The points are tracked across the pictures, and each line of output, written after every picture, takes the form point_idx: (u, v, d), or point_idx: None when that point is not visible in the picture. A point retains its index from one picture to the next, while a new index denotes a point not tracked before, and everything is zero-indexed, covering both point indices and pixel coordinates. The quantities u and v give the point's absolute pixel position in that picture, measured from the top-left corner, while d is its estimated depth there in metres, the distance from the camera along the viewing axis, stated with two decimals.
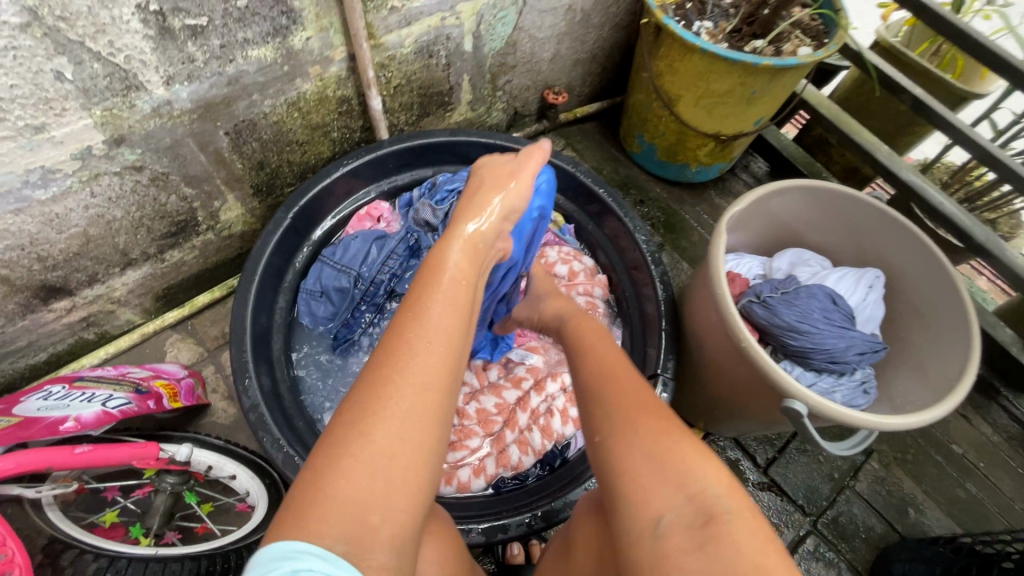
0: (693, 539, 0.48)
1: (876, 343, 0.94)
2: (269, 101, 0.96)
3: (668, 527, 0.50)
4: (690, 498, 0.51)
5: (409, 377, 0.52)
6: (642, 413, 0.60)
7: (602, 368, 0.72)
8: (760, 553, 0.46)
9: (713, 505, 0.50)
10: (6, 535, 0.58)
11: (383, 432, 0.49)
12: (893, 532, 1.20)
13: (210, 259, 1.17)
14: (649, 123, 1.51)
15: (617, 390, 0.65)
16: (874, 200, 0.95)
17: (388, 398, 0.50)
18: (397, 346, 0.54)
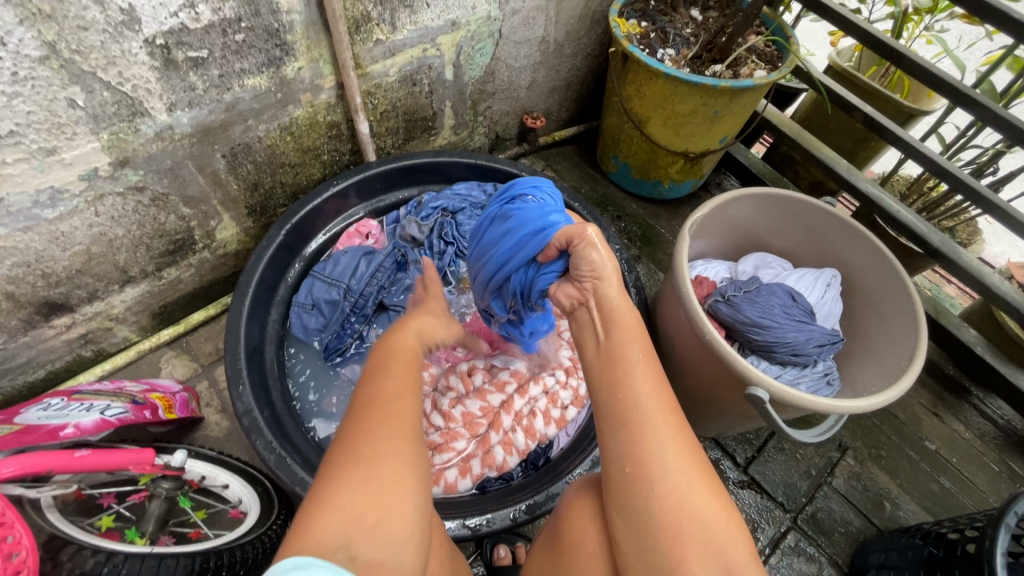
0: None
1: (834, 335, 1.01)
2: (263, 126, 1.04)
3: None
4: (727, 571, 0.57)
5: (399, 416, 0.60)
6: (687, 472, 0.62)
7: (648, 393, 0.67)
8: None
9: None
10: (13, 517, 0.62)
11: (379, 459, 0.55)
12: (870, 526, 1.23)
13: (205, 277, 1.23)
14: (623, 144, 1.61)
15: (664, 436, 0.64)
16: (824, 204, 1.04)
17: (386, 432, 0.57)
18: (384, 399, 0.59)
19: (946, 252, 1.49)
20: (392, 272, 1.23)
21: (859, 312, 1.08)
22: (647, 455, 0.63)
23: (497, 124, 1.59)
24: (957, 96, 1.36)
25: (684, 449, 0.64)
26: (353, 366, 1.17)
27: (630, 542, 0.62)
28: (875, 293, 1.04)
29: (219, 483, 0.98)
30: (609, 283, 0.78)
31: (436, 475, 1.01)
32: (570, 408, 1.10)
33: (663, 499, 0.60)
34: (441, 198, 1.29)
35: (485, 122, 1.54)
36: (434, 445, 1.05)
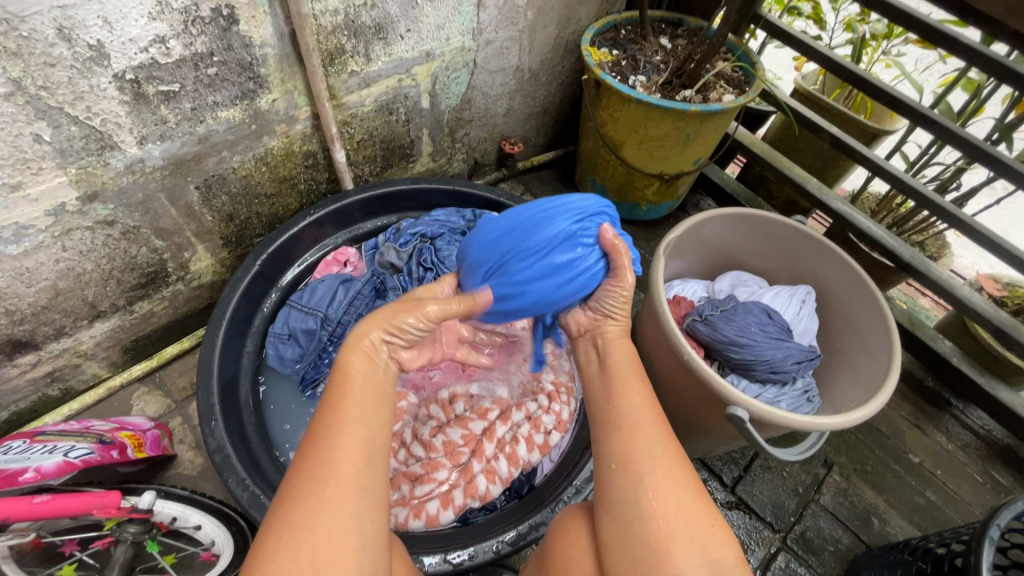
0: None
1: (811, 352, 1.02)
2: (238, 157, 1.04)
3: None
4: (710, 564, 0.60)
5: (343, 469, 0.59)
6: (671, 468, 0.66)
7: (638, 400, 0.74)
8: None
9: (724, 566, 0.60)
10: None
11: (318, 520, 0.55)
12: (860, 543, 1.23)
13: (179, 310, 1.20)
14: (600, 168, 1.64)
15: (652, 438, 0.69)
16: (795, 223, 1.06)
17: (329, 491, 0.57)
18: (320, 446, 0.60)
19: (916, 266, 1.53)
20: (370, 299, 1.21)
21: (835, 327, 1.10)
22: (637, 456, 0.67)
23: (475, 150, 1.61)
24: (916, 116, 1.41)
25: (670, 451, 0.68)
26: (330, 397, 1.13)
27: (616, 545, 0.64)
28: (849, 309, 1.06)
29: (190, 524, 0.94)
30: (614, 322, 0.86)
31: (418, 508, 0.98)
32: (553, 433, 1.08)
33: (650, 494, 0.64)
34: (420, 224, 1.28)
35: (463, 148, 1.56)
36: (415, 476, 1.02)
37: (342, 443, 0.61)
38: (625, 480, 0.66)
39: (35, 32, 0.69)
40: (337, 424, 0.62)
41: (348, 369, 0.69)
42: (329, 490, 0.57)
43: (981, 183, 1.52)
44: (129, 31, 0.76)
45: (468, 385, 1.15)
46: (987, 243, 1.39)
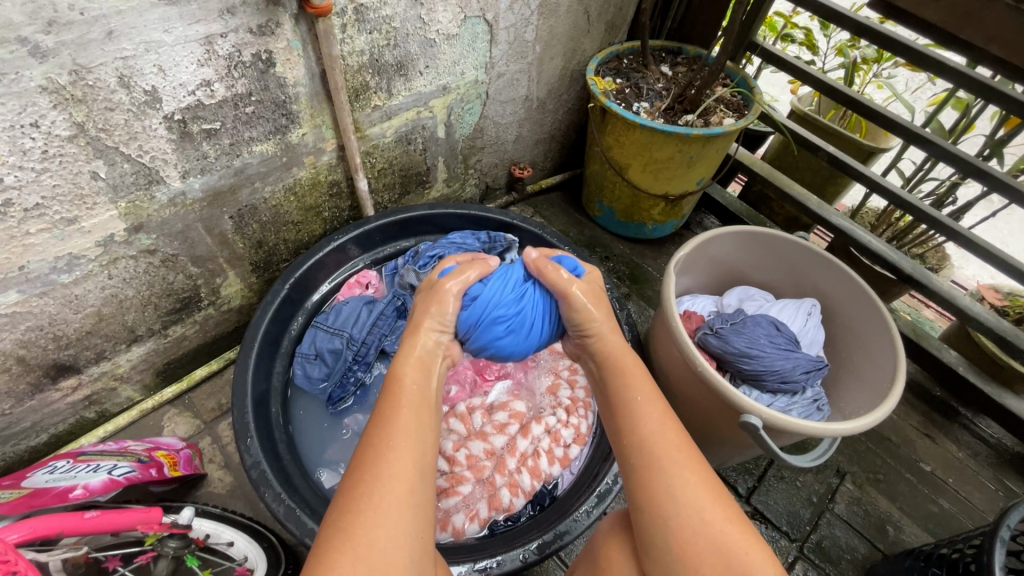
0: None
1: (819, 361, 1.06)
2: (269, 188, 1.10)
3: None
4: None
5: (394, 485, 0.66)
6: (693, 500, 0.68)
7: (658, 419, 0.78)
8: None
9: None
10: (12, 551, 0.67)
11: (370, 544, 0.60)
12: (876, 551, 1.24)
13: (209, 333, 1.26)
14: (607, 189, 1.70)
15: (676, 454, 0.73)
16: (797, 239, 1.11)
17: (380, 502, 0.64)
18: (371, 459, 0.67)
19: (917, 277, 1.58)
20: (392, 319, 1.25)
21: (841, 335, 1.14)
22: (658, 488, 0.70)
23: (487, 175, 1.68)
24: (909, 135, 1.48)
25: (703, 483, 0.70)
26: (355, 414, 1.17)
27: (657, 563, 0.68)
28: (853, 318, 1.10)
29: (225, 539, 0.98)
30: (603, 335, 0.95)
31: (444, 520, 1.02)
32: (573, 445, 1.12)
33: (676, 526, 0.67)
34: (437, 247, 1.33)
35: (476, 174, 1.63)
36: (440, 489, 1.05)
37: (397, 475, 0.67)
38: (649, 512, 0.70)
39: (99, 80, 0.76)
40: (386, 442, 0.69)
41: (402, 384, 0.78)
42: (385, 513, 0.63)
43: (975, 197, 1.58)
44: (179, 77, 0.83)
45: (486, 398, 1.18)
46: (984, 254, 1.44)
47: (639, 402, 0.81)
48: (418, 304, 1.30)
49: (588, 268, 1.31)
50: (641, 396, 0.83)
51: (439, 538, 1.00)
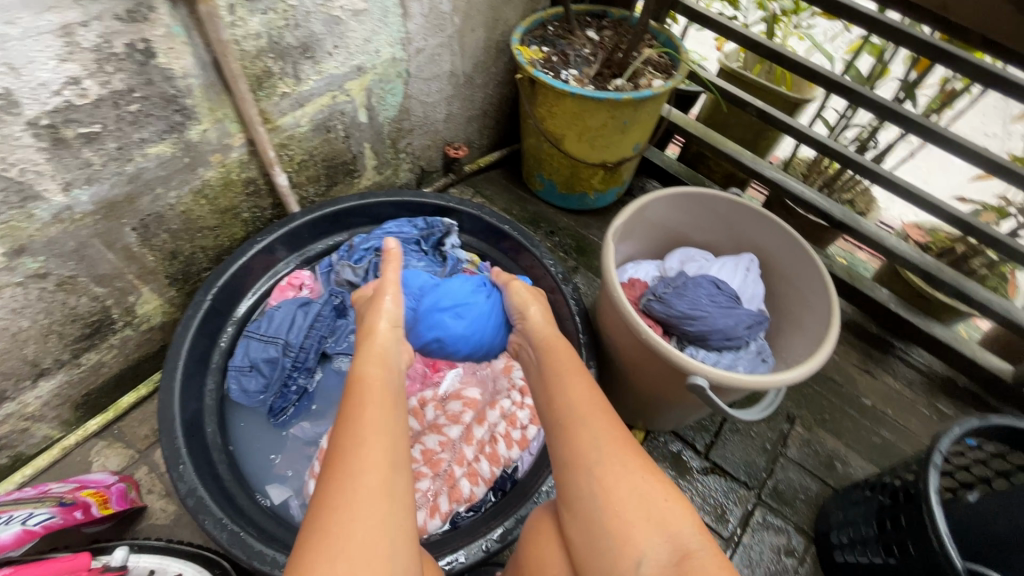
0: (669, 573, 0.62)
1: (760, 315, 1.07)
2: (174, 193, 1.01)
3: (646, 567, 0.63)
4: (670, 542, 0.64)
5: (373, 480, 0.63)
6: (618, 466, 0.71)
7: (578, 394, 0.82)
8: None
9: (687, 549, 0.64)
10: None
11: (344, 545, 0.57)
12: (827, 487, 1.30)
13: (131, 356, 1.16)
14: (545, 161, 1.67)
15: (602, 424, 0.76)
16: (728, 197, 1.12)
17: (364, 501, 0.61)
18: (349, 452, 0.65)
19: (848, 223, 1.64)
20: (331, 319, 1.19)
21: (779, 287, 1.16)
22: (581, 453, 0.74)
23: (420, 158, 1.61)
24: (830, 84, 1.51)
25: (622, 445, 0.74)
26: (301, 422, 1.11)
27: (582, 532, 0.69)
28: (788, 269, 1.13)
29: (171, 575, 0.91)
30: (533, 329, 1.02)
31: None
32: (530, 426, 1.11)
33: (607, 498, 0.69)
34: (371, 239, 1.27)
35: (408, 158, 1.56)
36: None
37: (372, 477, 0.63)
38: (575, 478, 0.72)
39: None
40: (366, 437, 0.67)
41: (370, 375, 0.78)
42: (364, 502, 0.61)
43: (894, 140, 1.64)
44: (38, 75, 0.73)
45: (438, 390, 1.15)
46: (905, 194, 1.51)
47: (564, 380, 0.86)
48: (357, 300, 1.24)
49: (530, 245, 1.28)
50: (567, 373, 0.87)
51: None
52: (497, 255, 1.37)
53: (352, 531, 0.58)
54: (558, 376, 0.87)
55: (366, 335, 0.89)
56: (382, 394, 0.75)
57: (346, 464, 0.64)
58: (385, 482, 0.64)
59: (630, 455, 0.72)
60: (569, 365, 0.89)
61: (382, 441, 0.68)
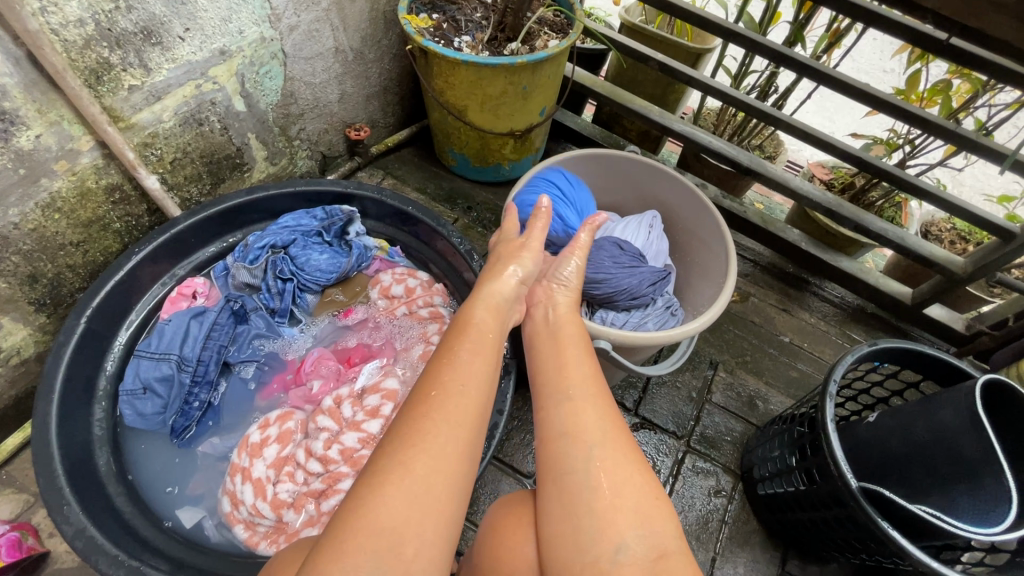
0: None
1: (663, 271, 1.09)
2: (14, 210, 0.90)
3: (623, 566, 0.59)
4: (650, 540, 0.61)
5: (446, 426, 0.63)
6: (617, 456, 0.66)
7: (586, 375, 0.74)
8: None
9: (667, 551, 0.61)
10: None
11: (409, 481, 0.58)
12: (751, 425, 1.36)
13: (6, 394, 1.05)
14: (452, 134, 1.61)
15: (604, 410, 0.70)
16: (625, 155, 1.11)
17: (439, 438, 0.61)
18: (429, 389, 0.66)
19: (755, 168, 1.68)
20: (229, 327, 1.11)
21: (684, 240, 1.18)
22: (584, 434, 0.68)
23: (319, 144, 1.52)
24: (724, 32, 1.51)
25: (628, 436, 0.69)
26: (209, 439, 1.04)
27: (561, 524, 0.65)
28: (688, 221, 1.14)
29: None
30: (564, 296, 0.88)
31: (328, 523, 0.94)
32: None
33: (598, 487, 0.64)
34: (266, 235, 1.19)
35: (304, 144, 1.47)
36: (319, 492, 0.96)
37: (444, 433, 0.62)
38: (570, 461, 0.67)
39: None
40: (441, 381, 0.67)
41: (471, 319, 0.76)
42: (439, 444, 0.61)
43: (792, 83, 1.68)
44: None
45: (354, 383, 1.09)
46: (804, 136, 1.55)
47: (574, 349, 0.78)
48: (258, 303, 1.17)
49: (433, 224, 1.22)
50: (579, 343, 0.80)
51: None
52: (405, 237, 1.31)
53: (425, 466, 0.59)
54: (574, 341, 0.80)
55: (494, 275, 0.84)
56: (472, 340, 0.73)
57: (423, 401, 0.65)
58: (462, 444, 0.63)
59: (628, 447, 0.68)
60: (577, 337, 0.80)
61: (462, 386, 0.67)
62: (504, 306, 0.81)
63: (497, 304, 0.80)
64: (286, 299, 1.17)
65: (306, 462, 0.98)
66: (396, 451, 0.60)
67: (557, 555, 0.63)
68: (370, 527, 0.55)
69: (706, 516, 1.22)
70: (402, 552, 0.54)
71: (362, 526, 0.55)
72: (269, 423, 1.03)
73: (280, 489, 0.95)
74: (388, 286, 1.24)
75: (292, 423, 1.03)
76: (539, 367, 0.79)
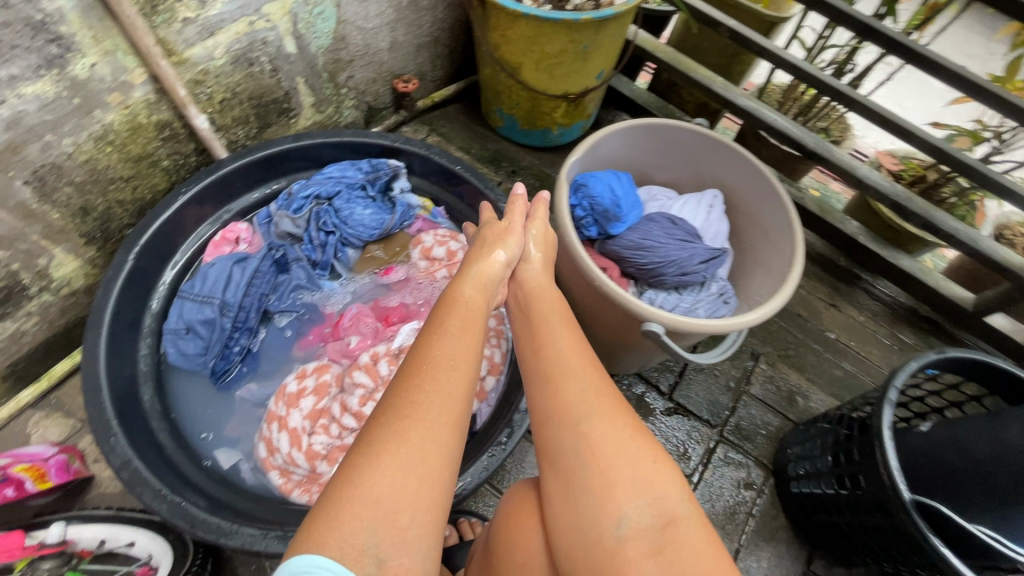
0: (650, 544, 0.59)
1: (718, 250, 1.02)
2: (69, 140, 0.88)
3: (625, 534, 0.60)
4: (652, 505, 0.62)
5: (436, 398, 0.62)
6: (611, 425, 0.66)
7: (567, 345, 0.74)
8: (702, 554, 0.59)
9: (672, 513, 0.61)
10: None
11: (404, 453, 0.57)
12: (788, 421, 1.32)
13: (56, 323, 1.07)
14: (503, 94, 1.54)
15: (595, 379, 0.70)
16: (691, 127, 1.04)
17: (431, 410, 0.60)
18: (419, 363, 0.65)
19: (820, 152, 1.57)
20: (271, 275, 1.11)
21: (743, 224, 1.11)
22: (574, 404, 0.68)
23: (366, 94, 1.47)
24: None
25: (622, 404, 0.69)
26: (247, 384, 1.05)
27: (563, 493, 0.66)
28: (752, 205, 1.07)
29: (123, 541, 0.93)
30: (533, 267, 0.89)
31: None
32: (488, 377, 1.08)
33: (596, 456, 0.64)
34: (310, 185, 1.17)
35: (351, 94, 1.42)
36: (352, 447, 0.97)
37: (436, 406, 0.61)
38: (562, 432, 0.67)
39: None
40: (430, 354, 0.66)
41: (454, 295, 0.76)
42: (431, 416, 0.60)
43: (874, 61, 1.54)
44: None
45: (391, 343, 1.09)
46: (881, 121, 1.43)
47: (558, 324, 0.78)
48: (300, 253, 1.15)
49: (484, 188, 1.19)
50: (566, 318, 0.80)
51: None
52: (452, 199, 1.28)
53: (419, 439, 0.58)
54: (562, 318, 0.80)
55: (480, 253, 0.85)
56: (457, 315, 0.73)
57: (415, 375, 0.64)
58: (452, 415, 0.62)
59: (621, 416, 0.67)
60: (560, 315, 0.80)
61: (451, 360, 0.66)
62: (491, 281, 0.82)
63: (480, 281, 0.80)
64: (328, 252, 1.16)
65: (341, 418, 0.99)
66: (389, 424, 0.59)
67: (563, 523, 0.64)
68: (367, 500, 0.54)
69: (734, 507, 1.20)
70: (404, 523, 0.54)
71: (359, 500, 0.54)
72: (305, 375, 1.03)
73: (314, 441, 0.96)
74: (429, 247, 1.20)
75: (328, 377, 1.03)
76: (522, 344, 0.79)
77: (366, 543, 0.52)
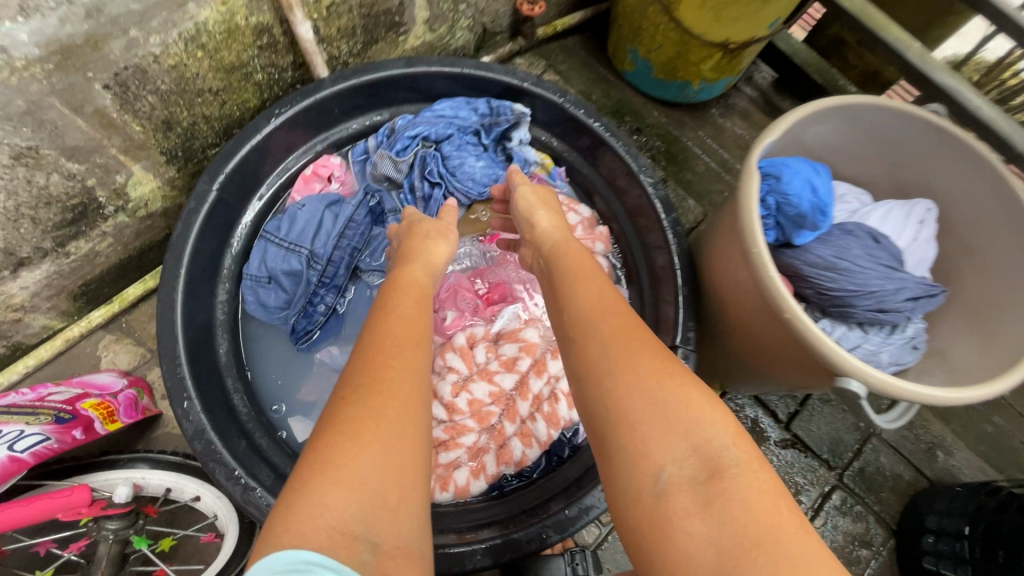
0: (700, 499, 0.43)
1: (930, 284, 0.79)
2: (156, 39, 0.72)
3: (675, 496, 0.44)
4: (694, 450, 0.46)
5: (407, 364, 0.52)
6: (628, 366, 0.53)
7: (575, 296, 0.64)
8: (773, 510, 0.42)
9: (721, 459, 0.45)
10: None
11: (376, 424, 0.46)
12: (921, 478, 1.13)
13: (131, 246, 0.97)
14: (643, 34, 1.28)
15: (609, 324, 0.58)
16: (925, 115, 0.77)
17: (398, 376, 0.50)
18: (383, 333, 0.54)
19: None
20: (365, 226, 0.96)
21: (953, 251, 0.87)
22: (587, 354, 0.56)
23: (484, 14, 1.23)
24: None
25: (651, 347, 0.55)
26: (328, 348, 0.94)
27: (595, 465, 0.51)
28: (977, 237, 0.82)
29: (188, 495, 0.87)
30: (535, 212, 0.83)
31: (444, 478, 0.86)
32: None
33: (615, 404, 0.51)
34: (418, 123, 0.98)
35: (469, 11, 1.18)
36: (438, 441, 0.87)
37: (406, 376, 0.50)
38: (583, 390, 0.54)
39: None
40: (390, 319, 0.57)
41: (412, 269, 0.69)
42: (403, 381, 0.50)
43: None
44: None
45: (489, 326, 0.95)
46: None
47: (565, 279, 0.68)
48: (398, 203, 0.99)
49: (625, 157, 0.97)
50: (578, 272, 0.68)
51: (440, 497, 0.86)
52: (577, 159, 1.07)
53: (392, 407, 0.47)
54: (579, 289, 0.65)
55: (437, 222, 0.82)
56: (411, 284, 0.65)
57: (382, 344, 0.53)
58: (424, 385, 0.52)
59: (644, 357, 0.53)
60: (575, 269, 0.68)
61: (411, 329, 0.56)
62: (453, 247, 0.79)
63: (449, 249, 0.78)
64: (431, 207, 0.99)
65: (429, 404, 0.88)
66: (357, 394, 0.48)
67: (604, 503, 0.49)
68: (336, 480, 0.42)
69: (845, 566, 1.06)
70: (378, 503, 0.42)
71: (324, 479, 0.42)
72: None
73: None
74: None
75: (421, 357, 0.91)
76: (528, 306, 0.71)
77: (334, 521, 0.39)
